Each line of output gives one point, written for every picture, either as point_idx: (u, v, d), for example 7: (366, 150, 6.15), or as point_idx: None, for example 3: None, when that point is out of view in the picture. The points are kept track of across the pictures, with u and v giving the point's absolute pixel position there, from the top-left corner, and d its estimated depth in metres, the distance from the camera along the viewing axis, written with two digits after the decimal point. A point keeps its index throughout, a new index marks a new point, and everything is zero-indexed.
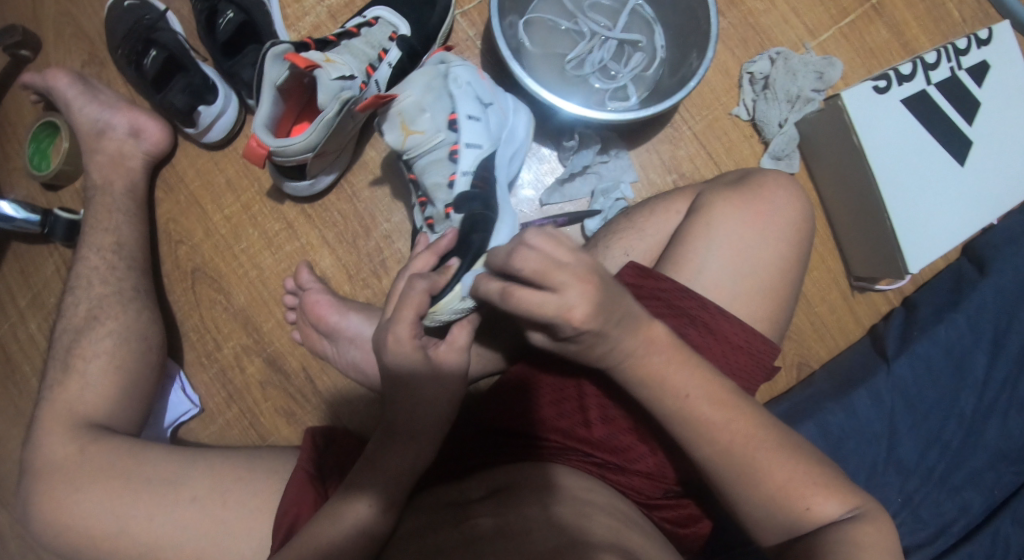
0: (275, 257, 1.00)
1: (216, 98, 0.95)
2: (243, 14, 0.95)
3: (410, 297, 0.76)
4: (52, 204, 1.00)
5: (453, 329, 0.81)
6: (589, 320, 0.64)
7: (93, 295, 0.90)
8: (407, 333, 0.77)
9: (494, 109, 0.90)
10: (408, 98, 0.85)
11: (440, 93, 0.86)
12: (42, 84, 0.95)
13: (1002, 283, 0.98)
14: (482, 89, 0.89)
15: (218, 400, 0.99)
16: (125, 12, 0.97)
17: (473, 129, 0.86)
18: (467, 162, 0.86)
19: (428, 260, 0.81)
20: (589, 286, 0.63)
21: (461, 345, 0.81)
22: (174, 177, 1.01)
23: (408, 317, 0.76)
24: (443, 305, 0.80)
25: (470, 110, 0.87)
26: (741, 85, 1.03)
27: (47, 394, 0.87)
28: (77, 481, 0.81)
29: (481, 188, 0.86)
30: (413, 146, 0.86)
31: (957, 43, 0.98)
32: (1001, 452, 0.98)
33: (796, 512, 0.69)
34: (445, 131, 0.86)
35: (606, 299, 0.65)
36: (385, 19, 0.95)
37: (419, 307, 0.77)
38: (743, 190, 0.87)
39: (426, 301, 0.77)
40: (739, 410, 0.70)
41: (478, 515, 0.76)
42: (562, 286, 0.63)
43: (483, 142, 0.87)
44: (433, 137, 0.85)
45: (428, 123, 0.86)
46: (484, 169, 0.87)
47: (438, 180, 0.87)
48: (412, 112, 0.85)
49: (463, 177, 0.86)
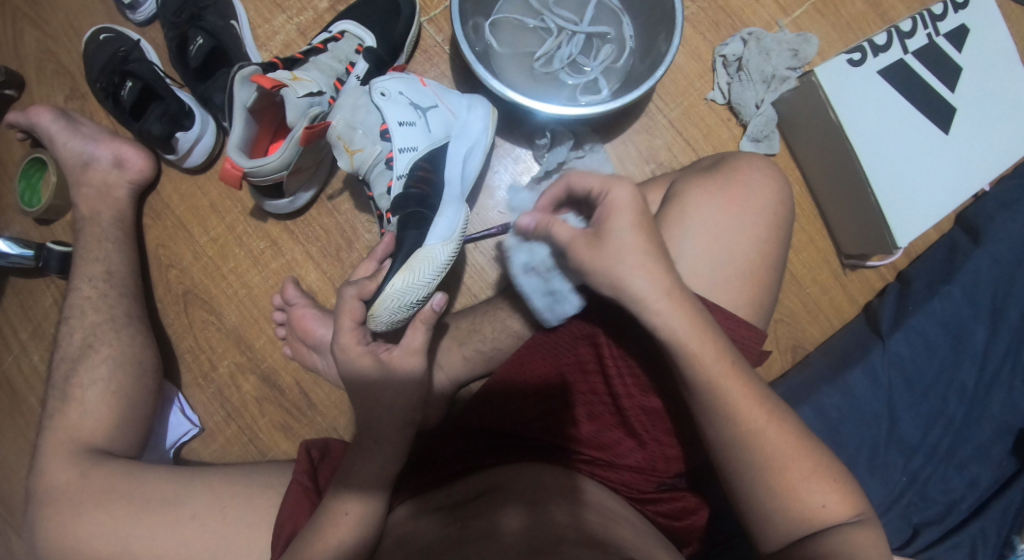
0: (262, 274, 1.02)
1: (193, 123, 0.97)
2: (212, 39, 0.97)
3: (344, 304, 0.79)
4: (45, 238, 1.03)
5: (408, 332, 0.79)
6: (649, 256, 0.70)
7: (87, 323, 0.93)
8: (351, 339, 0.78)
9: (435, 111, 0.89)
10: (338, 121, 0.85)
11: (370, 105, 0.86)
12: (26, 121, 0.97)
13: (997, 251, 0.96)
14: (418, 95, 0.88)
15: (217, 418, 1.01)
16: (101, 46, 0.99)
17: (405, 134, 0.85)
18: (401, 166, 0.86)
19: (368, 267, 0.87)
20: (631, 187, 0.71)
21: (418, 347, 0.78)
22: (160, 203, 1.03)
23: (348, 325, 0.78)
24: (380, 307, 0.79)
25: (401, 116, 0.86)
26: (714, 68, 1.02)
27: (48, 422, 0.89)
28: (80, 505, 0.84)
29: (420, 188, 0.86)
30: (359, 164, 0.87)
31: (933, 9, 0.95)
32: (1005, 425, 0.96)
33: (785, 503, 0.70)
34: (380, 141, 0.86)
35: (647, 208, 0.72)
36: (351, 32, 0.96)
37: (357, 313, 0.79)
38: (717, 175, 0.86)
39: (361, 306, 0.79)
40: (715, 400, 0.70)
41: (468, 515, 0.77)
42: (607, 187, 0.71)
43: (419, 144, 0.86)
44: (370, 150, 0.86)
45: (363, 139, 0.86)
46: (422, 169, 0.87)
47: (381, 189, 0.88)
48: (348, 133, 0.86)
49: (398, 181, 0.86)
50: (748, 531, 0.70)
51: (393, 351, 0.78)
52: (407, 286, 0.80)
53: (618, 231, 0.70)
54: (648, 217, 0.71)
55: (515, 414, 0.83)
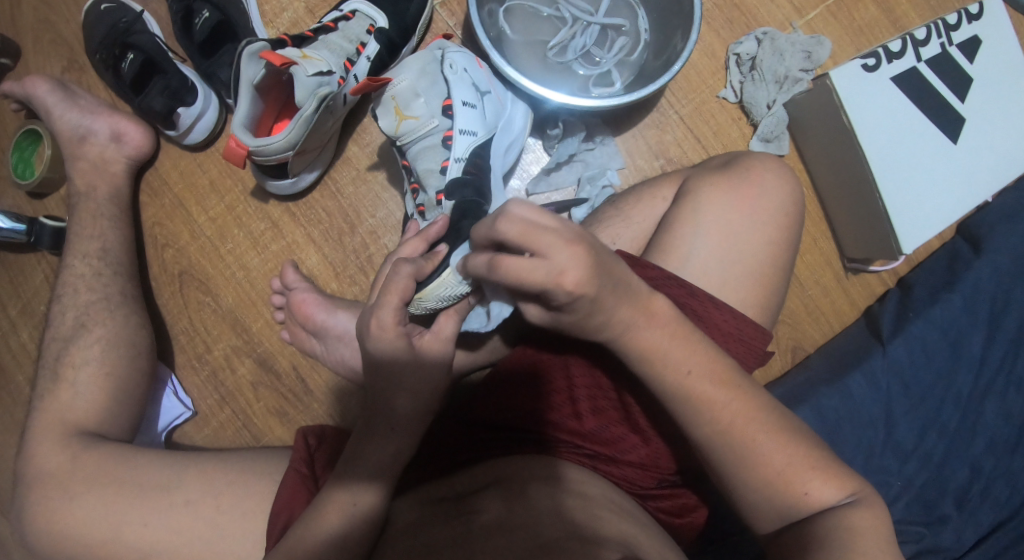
0: (261, 257, 1.00)
1: (196, 99, 0.94)
2: (218, 12, 0.94)
3: (396, 281, 0.74)
4: (38, 212, 1.00)
5: (439, 318, 0.79)
6: (583, 284, 0.63)
7: (80, 303, 0.90)
8: (391, 319, 0.75)
9: (491, 98, 0.90)
10: (403, 83, 0.86)
11: (437, 78, 0.87)
12: (22, 92, 0.94)
13: (998, 261, 0.97)
14: (478, 76, 0.90)
15: (210, 402, 0.99)
16: (101, 16, 0.96)
17: (467, 116, 0.87)
18: (459, 148, 0.86)
19: (417, 246, 0.79)
20: (580, 249, 0.63)
21: (448, 336, 0.78)
22: (158, 180, 1.01)
23: (393, 303, 0.74)
24: (429, 292, 0.77)
25: (466, 97, 0.87)
26: (728, 66, 1.01)
27: (39, 403, 0.87)
28: (70, 489, 0.81)
29: (474, 174, 0.86)
30: (407, 132, 0.87)
31: (947, 18, 0.96)
32: (999, 432, 0.97)
33: (794, 498, 0.68)
34: (440, 116, 0.87)
35: (598, 262, 0.64)
36: (362, 12, 0.94)
37: (404, 292, 0.74)
38: (730, 173, 0.85)
39: (411, 287, 0.74)
40: (740, 397, 0.69)
41: (476, 509, 0.75)
42: (549, 250, 0.62)
43: (478, 129, 0.88)
44: (427, 123, 0.87)
45: (422, 108, 0.87)
46: (477, 156, 0.87)
47: (430, 165, 0.87)
48: (407, 97, 0.86)
49: (455, 163, 0.86)
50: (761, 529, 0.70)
51: (424, 336, 0.77)
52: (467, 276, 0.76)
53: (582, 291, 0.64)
54: (597, 261, 0.64)
55: (517, 407, 0.82)
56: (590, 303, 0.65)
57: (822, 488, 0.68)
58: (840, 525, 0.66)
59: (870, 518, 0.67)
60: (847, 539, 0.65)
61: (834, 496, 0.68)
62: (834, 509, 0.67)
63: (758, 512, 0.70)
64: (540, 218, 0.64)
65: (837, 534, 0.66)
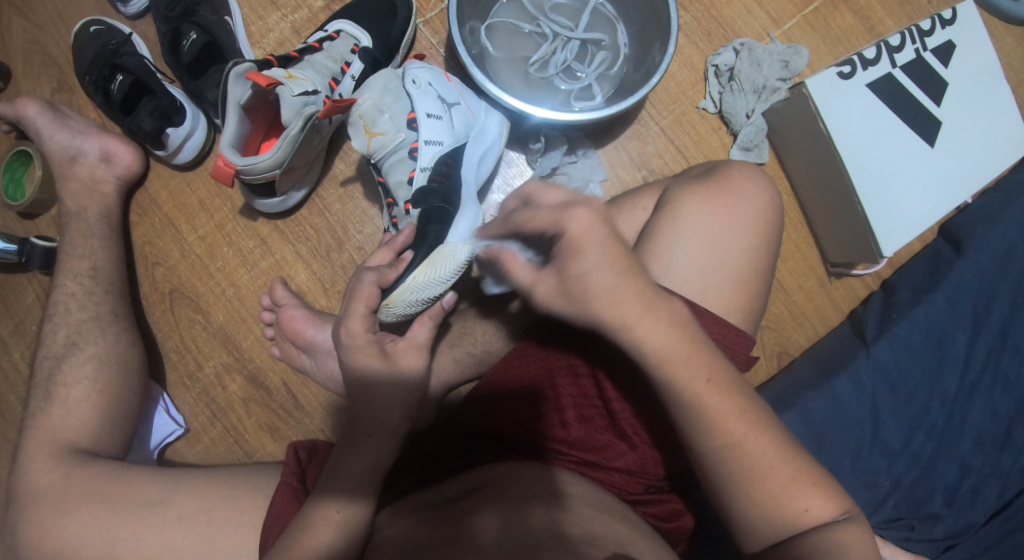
0: (250, 274, 1.01)
1: (184, 120, 0.96)
2: (206, 34, 0.96)
3: (360, 288, 0.79)
4: (29, 233, 1.01)
5: (412, 326, 0.82)
6: (583, 235, 0.64)
7: (72, 321, 0.91)
8: (359, 326, 0.78)
9: (459, 109, 0.91)
10: (366, 101, 0.86)
11: (399, 93, 0.88)
12: (12, 114, 0.96)
13: (978, 261, 0.99)
14: (445, 89, 0.91)
15: (202, 419, 1.00)
16: (91, 38, 0.97)
17: (433, 127, 0.88)
18: (425, 159, 0.88)
19: (384, 255, 0.84)
20: (581, 206, 0.64)
21: (421, 343, 0.82)
22: (147, 200, 1.02)
23: (361, 310, 0.78)
24: (395, 298, 0.82)
25: (430, 108, 0.88)
26: (707, 77, 1.03)
27: (31, 422, 0.88)
28: (63, 506, 0.82)
29: (441, 182, 0.88)
30: (378, 148, 0.88)
31: (921, 25, 0.98)
32: (986, 430, 0.98)
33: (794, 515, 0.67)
34: (406, 129, 0.88)
35: (604, 223, 0.65)
36: (346, 32, 0.96)
37: (370, 299, 0.79)
38: (710, 182, 0.87)
39: (376, 293, 0.79)
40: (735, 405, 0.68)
41: (463, 514, 0.75)
42: (553, 215, 0.64)
43: (444, 139, 0.89)
44: (394, 137, 0.88)
45: (388, 124, 0.88)
46: (444, 165, 0.89)
47: (399, 178, 0.90)
48: (373, 115, 0.87)
49: (421, 173, 0.88)
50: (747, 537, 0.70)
51: (397, 343, 0.81)
52: (428, 281, 0.82)
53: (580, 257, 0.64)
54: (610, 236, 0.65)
55: (504, 415, 0.83)
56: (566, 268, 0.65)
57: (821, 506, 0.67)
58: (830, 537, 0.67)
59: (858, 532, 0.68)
60: None
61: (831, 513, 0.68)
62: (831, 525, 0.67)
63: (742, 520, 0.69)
64: (551, 188, 0.66)
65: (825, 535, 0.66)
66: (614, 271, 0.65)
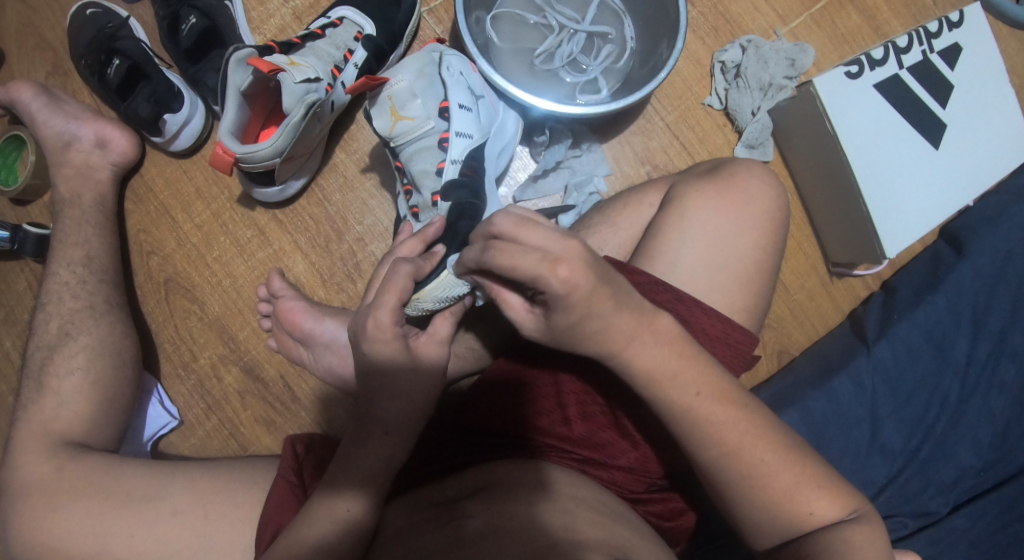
0: (247, 264, 1.00)
1: (182, 105, 0.94)
2: (205, 18, 0.94)
3: (394, 279, 0.74)
4: (21, 219, 0.99)
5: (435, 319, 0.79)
6: (577, 275, 0.60)
7: (65, 311, 0.89)
8: (388, 318, 0.74)
9: (486, 102, 0.91)
10: (400, 83, 0.86)
11: (434, 79, 0.88)
12: (5, 97, 0.93)
13: (979, 265, 0.99)
14: (474, 81, 0.90)
15: (196, 411, 0.99)
16: (88, 21, 0.95)
17: (463, 118, 0.87)
18: (456, 150, 0.86)
19: (414, 246, 0.79)
20: (576, 243, 0.61)
21: (443, 337, 0.78)
22: (143, 187, 1.00)
23: (390, 302, 0.74)
24: (427, 293, 0.78)
25: (461, 99, 0.87)
26: (712, 73, 1.02)
27: (23, 413, 0.86)
28: (55, 500, 0.80)
29: (469, 176, 0.86)
30: (402, 133, 0.87)
31: (928, 26, 0.98)
32: (983, 434, 0.98)
33: (798, 516, 0.67)
34: (436, 118, 0.87)
35: (595, 262, 0.62)
36: (350, 19, 0.95)
37: (401, 291, 0.74)
38: (717, 179, 0.86)
39: (409, 286, 0.74)
40: (746, 410, 0.68)
41: (466, 515, 0.74)
42: (544, 241, 0.61)
43: (474, 132, 0.88)
44: (423, 123, 0.87)
45: (418, 109, 0.87)
46: (473, 159, 0.88)
47: (426, 167, 0.87)
48: (403, 98, 0.87)
49: (451, 165, 0.86)
50: (757, 537, 0.69)
51: (420, 337, 0.78)
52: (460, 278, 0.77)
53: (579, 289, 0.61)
54: (598, 271, 0.62)
55: (505, 413, 0.82)
56: (584, 302, 0.62)
57: (827, 506, 0.67)
58: (836, 538, 0.66)
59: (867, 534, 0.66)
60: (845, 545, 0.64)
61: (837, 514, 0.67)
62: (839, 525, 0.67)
63: (753, 518, 0.68)
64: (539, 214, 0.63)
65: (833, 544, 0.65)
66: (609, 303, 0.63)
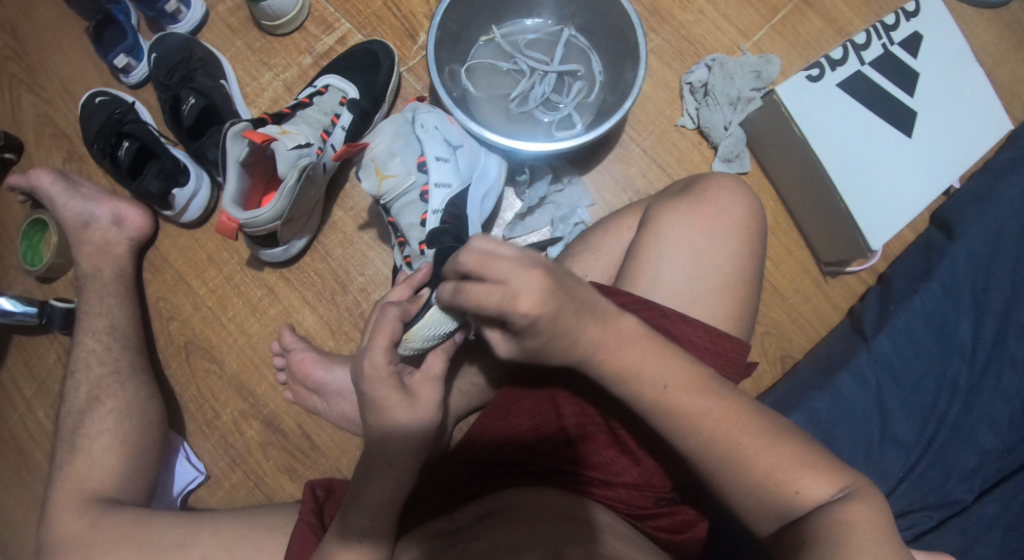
0: (260, 321, 1.06)
1: (188, 179, 1.02)
2: (204, 98, 1.01)
3: (384, 321, 0.76)
4: (48, 296, 1.07)
5: (428, 357, 0.81)
6: (538, 307, 0.63)
7: (92, 377, 0.96)
8: (382, 358, 0.76)
9: (464, 151, 0.96)
10: (378, 145, 0.92)
11: (410, 137, 0.94)
12: (27, 184, 1.01)
13: (972, 245, 0.99)
14: (450, 132, 0.96)
15: (222, 465, 1.04)
16: (96, 108, 1.03)
17: (441, 169, 0.93)
18: (436, 201, 0.92)
19: (403, 291, 0.83)
20: (535, 274, 0.63)
21: (437, 374, 0.80)
22: (159, 258, 1.07)
23: (382, 344, 0.76)
24: (416, 332, 0.79)
25: (438, 151, 0.93)
26: (682, 95, 1.06)
27: (57, 475, 0.91)
28: (91, 554, 0.85)
29: (451, 223, 0.92)
30: (388, 190, 0.93)
31: (885, 20, 1.01)
32: (998, 416, 0.97)
33: (786, 495, 0.67)
34: (416, 173, 0.93)
35: (556, 287, 0.64)
36: (334, 86, 1.01)
37: (393, 333, 0.76)
38: (688, 197, 0.89)
39: (399, 327, 0.77)
40: (726, 407, 0.69)
41: (472, 538, 0.78)
42: (506, 276, 0.63)
43: (452, 181, 0.93)
44: (405, 180, 0.93)
45: (399, 167, 0.93)
46: (454, 206, 0.93)
47: (411, 220, 0.94)
48: (384, 158, 0.92)
49: (434, 215, 0.92)
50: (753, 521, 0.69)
51: (413, 376, 0.79)
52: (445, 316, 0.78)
53: (541, 316, 0.64)
54: (557, 293, 0.64)
55: (510, 442, 0.84)
56: (551, 325, 0.65)
57: (818, 493, 0.67)
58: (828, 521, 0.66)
59: (861, 511, 0.65)
60: (842, 534, 0.64)
61: (826, 492, 0.67)
62: (828, 503, 0.66)
63: (741, 498, 0.69)
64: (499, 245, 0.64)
65: (828, 530, 0.65)
66: (575, 316, 0.67)
